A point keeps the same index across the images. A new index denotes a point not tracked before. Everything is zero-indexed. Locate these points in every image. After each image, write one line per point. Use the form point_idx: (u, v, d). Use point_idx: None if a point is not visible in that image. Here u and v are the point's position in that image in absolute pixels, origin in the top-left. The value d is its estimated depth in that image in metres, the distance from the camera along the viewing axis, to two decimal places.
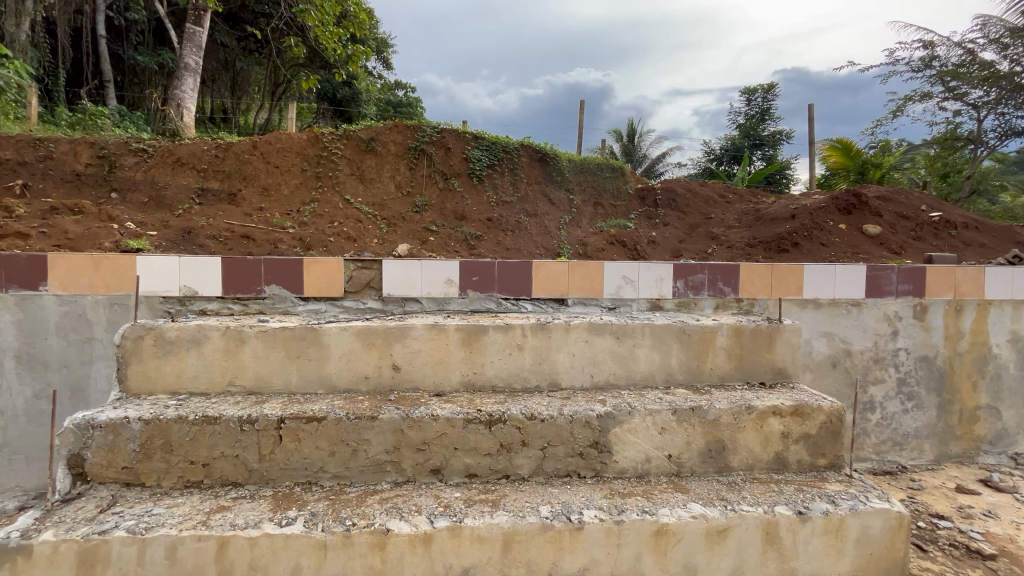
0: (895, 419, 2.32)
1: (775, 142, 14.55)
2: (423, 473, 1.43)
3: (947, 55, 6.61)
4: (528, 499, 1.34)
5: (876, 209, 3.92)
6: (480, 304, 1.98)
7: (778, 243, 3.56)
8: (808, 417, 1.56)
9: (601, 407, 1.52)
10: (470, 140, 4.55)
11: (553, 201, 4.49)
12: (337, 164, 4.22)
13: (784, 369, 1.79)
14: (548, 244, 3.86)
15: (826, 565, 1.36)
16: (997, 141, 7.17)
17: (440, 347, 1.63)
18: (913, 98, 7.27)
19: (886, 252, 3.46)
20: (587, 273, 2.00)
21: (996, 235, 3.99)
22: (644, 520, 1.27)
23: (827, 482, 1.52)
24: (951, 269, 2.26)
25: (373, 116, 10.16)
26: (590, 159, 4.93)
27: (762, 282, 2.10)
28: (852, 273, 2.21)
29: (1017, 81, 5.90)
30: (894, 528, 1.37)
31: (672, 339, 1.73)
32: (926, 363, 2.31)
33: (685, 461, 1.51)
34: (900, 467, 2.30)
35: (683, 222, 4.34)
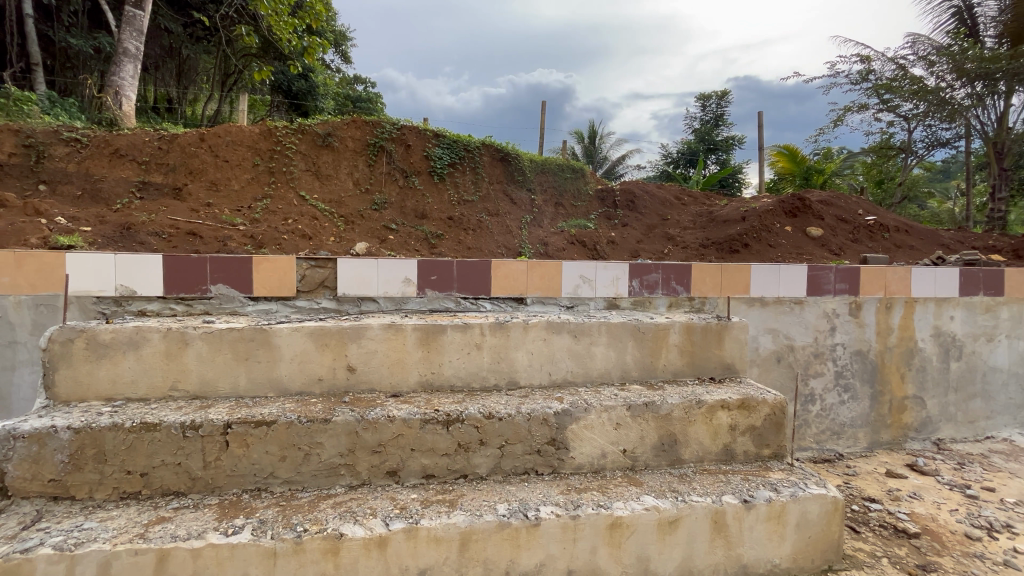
0: (833, 410, 2.47)
1: (728, 147, 15.20)
2: (378, 475, 1.40)
3: (882, 69, 7.08)
4: (485, 498, 1.34)
5: (818, 212, 4.16)
6: (439, 303, 1.96)
7: (729, 244, 3.71)
8: (753, 409, 1.64)
9: (559, 404, 1.54)
10: (431, 138, 4.51)
11: (515, 200, 4.50)
12: (291, 159, 4.09)
13: (732, 364, 1.87)
14: (510, 244, 3.87)
15: (769, 550, 1.44)
16: (925, 151, 7.72)
17: (397, 347, 1.61)
18: (852, 109, 7.71)
19: (826, 253, 3.68)
20: (546, 272, 2.03)
21: (924, 237, 4.31)
22: (599, 514, 1.30)
23: (770, 471, 1.60)
24: (883, 269, 2.43)
25: (330, 110, 9.86)
26: (552, 160, 4.97)
27: (712, 281, 2.19)
28: (794, 273, 2.33)
29: (942, 96, 6.36)
30: (829, 512, 1.47)
31: (628, 337, 1.77)
32: (861, 357, 2.47)
33: (639, 455, 1.56)
34: (837, 455, 2.46)
35: (641, 223, 4.45)
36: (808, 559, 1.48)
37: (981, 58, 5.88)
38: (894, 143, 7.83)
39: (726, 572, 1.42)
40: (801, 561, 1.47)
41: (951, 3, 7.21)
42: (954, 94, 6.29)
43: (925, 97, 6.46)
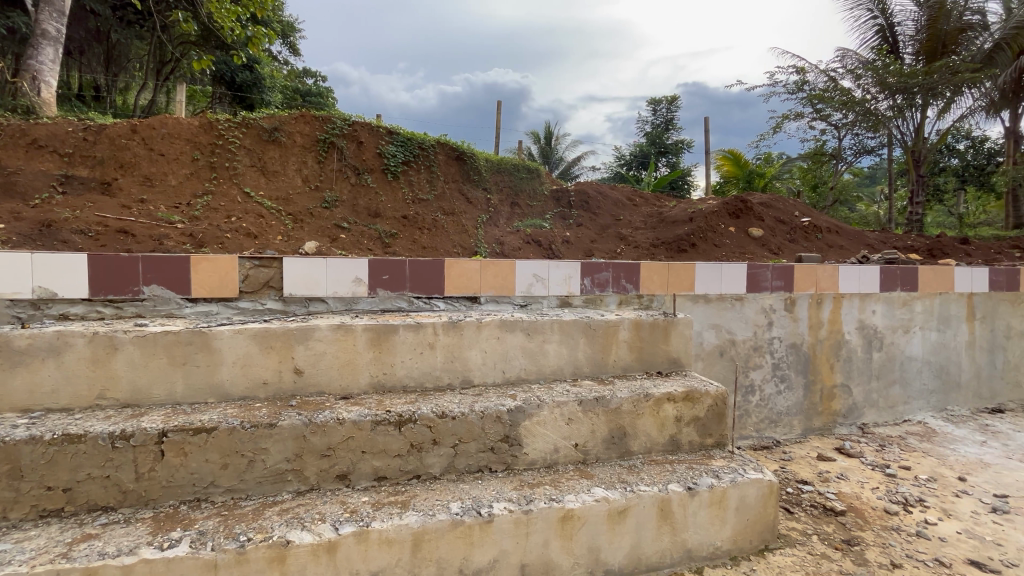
0: (771, 400, 2.62)
1: (678, 150, 15.81)
2: (328, 480, 1.37)
3: (815, 81, 7.57)
4: (438, 497, 1.34)
5: (759, 213, 4.40)
6: (392, 303, 1.93)
7: (677, 243, 3.86)
8: (697, 401, 1.72)
9: (512, 402, 1.55)
10: (384, 135, 4.43)
11: (471, 199, 4.48)
12: (235, 154, 3.91)
13: (678, 359, 1.95)
14: (466, 243, 3.86)
15: (711, 534, 1.51)
16: (854, 157, 8.32)
17: (347, 348, 1.57)
18: (789, 116, 8.19)
19: (765, 252, 3.90)
20: (500, 271, 2.04)
21: (852, 237, 4.65)
22: (551, 508, 1.33)
23: (712, 459, 1.69)
24: (814, 268, 2.61)
25: (278, 104, 9.46)
26: (507, 160, 4.99)
27: (659, 279, 2.28)
28: (735, 271, 2.46)
29: (867, 107, 6.87)
30: (765, 495, 1.56)
31: (580, 334, 1.81)
32: (795, 349, 2.64)
33: (591, 449, 1.60)
34: (775, 442, 2.61)
35: (595, 223, 4.55)
36: (747, 540, 1.57)
37: (900, 73, 6.43)
38: (826, 150, 8.40)
39: (673, 557, 1.48)
40: (741, 543, 1.56)
41: (875, 22, 7.83)
42: (878, 105, 6.79)
43: (853, 108, 6.96)
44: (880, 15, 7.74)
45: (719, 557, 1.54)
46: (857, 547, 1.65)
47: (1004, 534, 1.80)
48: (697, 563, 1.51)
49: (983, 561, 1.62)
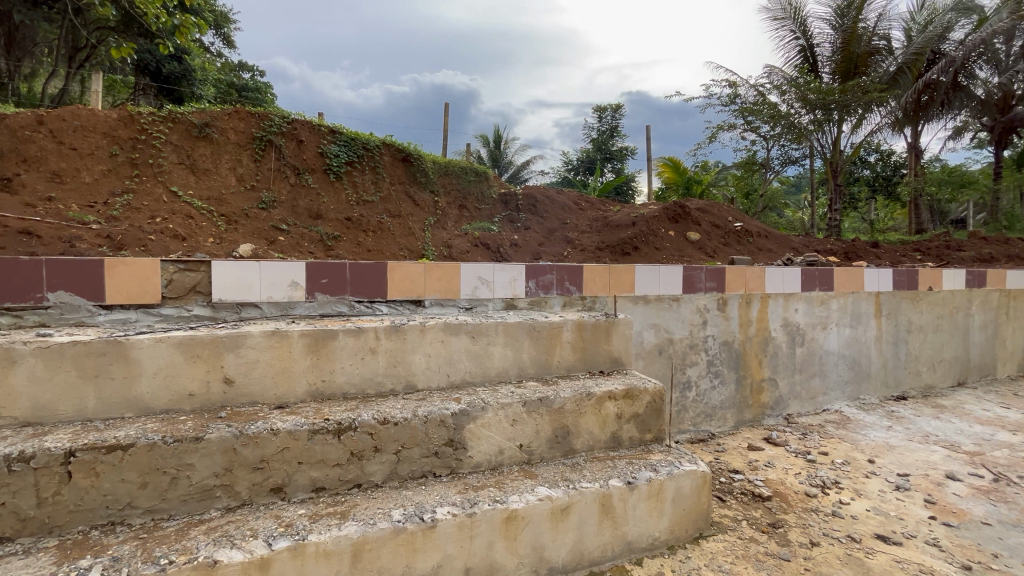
0: (706, 395, 2.76)
1: (622, 157, 16.39)
2: (261, 494, 1.31)
3: (745, 95, 8.08)
4: (380, 506, 1.32)
5: (696, 218, 4.63)
6: (331, 307, 1.87)
7: (621, 247, 3.99)
8: (636, 398, 1.78)
9: (456, 405, 1.55)
10: (326, 135, 4.29)
11: (417, 202, 4.42)
12: (160, 150, 3.65)
13: (619, 358, 2.02)
14: (413, 246, 3.80)
15: (650, 525, 1.58)
16: (781, 167, 8.96)
17: (282, 355, 1.51)
18: (723, 127, 8.69)
19: (702, 256, 4.11)
20: (444, 274, 2.03)
21: (779, 241, 4.99)
22: (495, 509, 1.33)
23: (651, 454, 1.76)
24: (743, 269, 2.79)
25: (210, 98, 8.91)
26: (455, 162, 4.96)
27: (601, 281, 2.35)
28: (672, 272, 2.58)
29: (791, 121, 7.42)
30: (698, 485, 1.65)
31: (524, 336, 1.84)
32: (728, 346, 2.81)
33: (535, 449, 1.62)
34: (710, 435, 2.75)
35: (542, 227, 4.62)
36: (682, 529, 1.65)
37: (819, 91, 7.08)
38: (757, 160, 9.01)
39: (614, 551, 1.53)
40: (677, 533, 1.63)
41: (797, 42, 8.50)
42: (801, 119, 7.35)
43: (779, 121, 7.47)
44: (802, 36, 8.40)
45: (658, 548, 1.60)
46: (781, 530, 1.78)
47: (905, 509, 1.99)
48: (636, 555, 1.57)
49: (888, 534, 1.79)
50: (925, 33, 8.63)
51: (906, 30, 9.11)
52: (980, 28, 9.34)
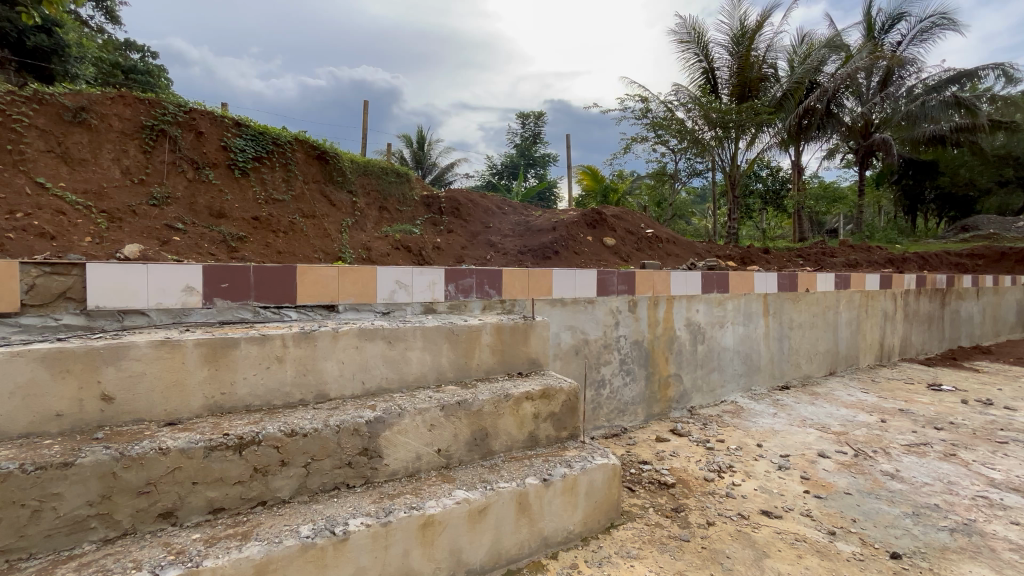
0: (619, 391, 2.92)
1: (545, 163, 16.96)
2: (147, 521, 1.19)
3: (656, 110, 8.68)
4: (286, 523, 1.25)
5: (611, 224, 4.88)
6: (233, 314, 1.74)
7: (541, 251, 4.10)
8: (552, 397, 1.85)
9: (371, 412, 1.51)
10: (230, 127, 3.98)
11: (334, 202, 4.22)
12: (23, 135, 3.21)
13: (537, 359, 2.08)
14: (329, 248, 3.63)
15: (565, 520, 1.64)
16: (687, 178, 9.73)
17: (173, 367, 1.38)
18: (637, 139, 9.29)
19: (616, 260, 4.35)
20: (360, 278, 1.97)
21: (685, 247, 5.40)
22: (410, 516, 1.32)
23: (566, 450, 1.83)
24: (651, 273, 2.99)
25: (89, 79, 7.92)
26: (375, 162, 4.81)
27: (520, 285, 2.40)
28: (587, 276, 2.70)
29: (696, 136, 8.12)
30: (609, 477, 1.75)
31: (443, 340, 1.83)
32: (638, 345, 2.99)
33: (453, 453, 1.63)
34: (622, 429, 2.91)
35: (465, 230, 4.61)
36: (595, 521, 1.74)
37: (719, 111, 7.76)
38: (666, 171, 9.72)
39: (530, 547, 1.57)
40: (591, 524, 1.72)
41: (701, 65, 9.30)
42: (704, 135, 8.06)
43: (686, 135, 8.15)
44: (704, 59, 9.21)
45: (573, 540, 1.67)
46: (682, 513, 1.93)
47: (785, 485, 2.25)
48: (552, 549, 1.63)
49: (771, 509, 2.00)
50: (803, 66, 9.80)
51: (789, 61, 10.29)
52: (846, 65, 10.78)
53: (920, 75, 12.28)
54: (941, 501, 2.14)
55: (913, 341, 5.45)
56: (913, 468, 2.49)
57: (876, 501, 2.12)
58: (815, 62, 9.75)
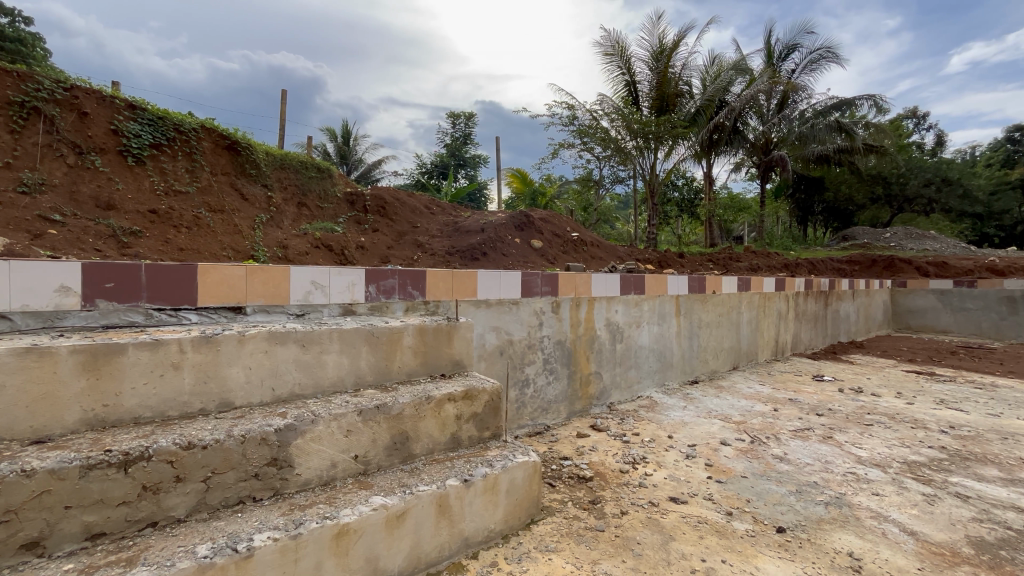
0: (543, 390, 2.99)
1: (474, 164, 17.04)
2: (6, 554, 1.04)
3: (582, 117, 9.04)
4: (181, 543, 1.15)
5: (538, 227, 4.99)
6: (119, 317, 1.58)
7: (469, 252, 4.11)
8: (475, 398, 1.85)
9: (281, 420, 1.43)
10: (123, 110, 3.60)
11: (246, 196, 3.94)
12: None
13: (460, 360, 2.08)
14: (240, 246, 3.38)
15: (486, 518, 1.66)
16: (611, 184, 10.21)
17: (43, 377, 1.22)
18: (564, 145, 9.62)
19: (543, 262, 4.45)
20: (271, 278, 1.87)
21: (607, 251, 5.65)
22: (323, 526, 1.27)
23: (488, 450, 1.85)
24: (573, 275, 3.11)
25: None
26: (293, 155, 4.56)
27: (444, 286, 2.39)
28: (511, 278, 2.75)
29: (618, 145, 8.57)
30: (529, 474, 1.79)
31: (362, 343, 1.77)
32: (561, 345, 3.09)
33: (372, 459, 1.59)
34: (545, 427, 2.98)
35: (391, 229, 4.50)
36: (515, 518, 1.77)
37: (640, 122, 8.23)
38: (592, 177, 10.15)
39: (451, 549, 1.57)
40: (511, 522, 1.75)
41: (623, 77, 9.81)
42: (626, 144, 8.51)
43: (609, 144, 8.57)
44: (626, 72, 9.73)
45: (493, 539, 1.70)
46: (599, 505, 2.02)
47: (691, 473, 2.43)
48: (473, 549, 1.63)
49: (678, 495, 2.16)
50: (713, 85, 10.66)
51: (701, 79, 11.14)
52: (749, 87, 11.88)
53: (809, 100, 13.82)
54: (820, 479, 2.42)
55: (802, 337, 6.11)
56: (798, 450, 2.80)
57: (767, 482, 2.36)
58: (723, 83, 10.66)
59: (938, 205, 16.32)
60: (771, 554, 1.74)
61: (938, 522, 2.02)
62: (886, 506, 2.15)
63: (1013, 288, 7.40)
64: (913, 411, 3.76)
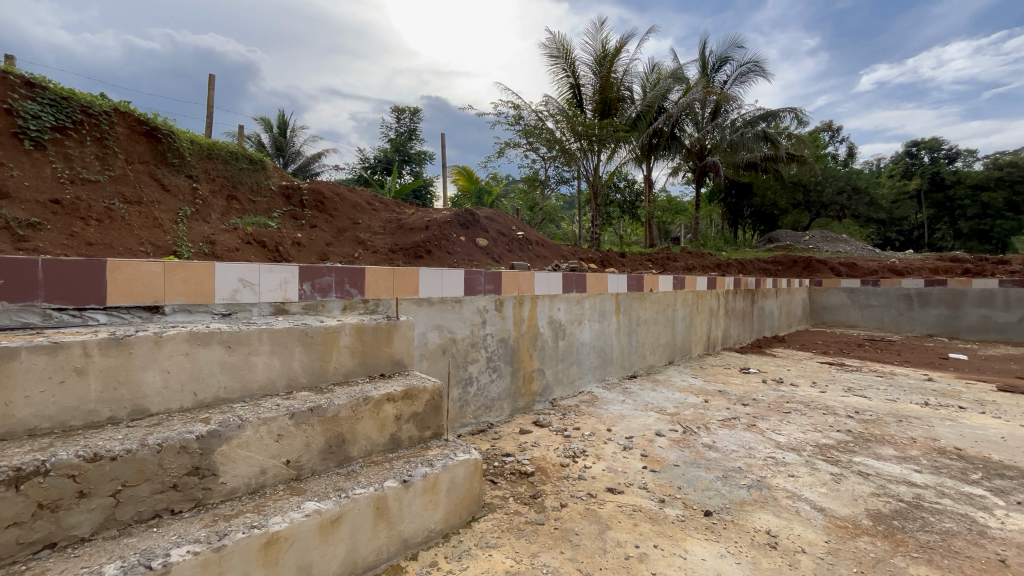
0: (486, 388, 3.00)
1: (420, 161, 16.79)
2: None
3: (527, 117, 9.14)
4: (86, 564, 1.05)
5: (483, 225, 4.99)
6: (13, 318, 1.42)
7: (413, 250, 4.03)
8: (415, 398, 1.83)
9: (203, 426, 1.34)
10: (19, 87, 3.22)
11: (168, 187, 3.65)
12: None
13: (400, 360, 2.04)
14: (160, 240, 3.12)
15: (426, 519, 1.64)
16: (556, 184, 10.40)
17: None
18: (510, 144, 9.70)
19: (488, 261, 4.46)
20: (193, 275, 1.75)
21: (551, 249, 5.74)
22: (250, 536, 1.20)
23: (429, 449, 1.84)
24: (516, 274, 3.14)
25: None
26: (222, 145, 4.28)
27: (384, 284, 2.33)
28: (454, 276, 2.73)
29: (563, 146, 8.75)
30: (470, 472, 1.80)
31: (294, 343, 1.70)
32: (504, 343, 3.11)
33: (305, 463, 1.53)
34: (488, 424, 2.99)
35: (330, 225, 4.33)
36: (456, 516, 1.76)
37: (583, 125, 8.45)
38: (538, 177, 10.29)
39: (389, 551, 1.54)
40: (451, 521, 1.74)
41: (568, 80, 10.01)
42: (570, 145, 8.71)
43: (554, 145, 8.73)
44: (571, 75, 9.94)
45: (433, 539, 1.68)
46: (539, 499, 2.06)
47: (627, 464, 2.53)
48: (412, 550, 1.61)
49: (615, 486, 2.24)
50: (653, 92, 11.12)
51: (641, 86, 11.58)
52: (686, 95, 12.49)
53: (740, 110, 14.72)
54: (743, 464, 2.60)
55: (732, 333, 6.51)
56: (726, 439, 2.99)
57: (697, 469, 2.50)
58: (662, 90, 11.15)
59: (850, 211, 17.93)
60: (699, 537, 1.85)
61: (843, 499, 2.23)
62: (800, 486, 2.35)
63: (909, 286, 8.29)
64: (825, 399, 4.12)
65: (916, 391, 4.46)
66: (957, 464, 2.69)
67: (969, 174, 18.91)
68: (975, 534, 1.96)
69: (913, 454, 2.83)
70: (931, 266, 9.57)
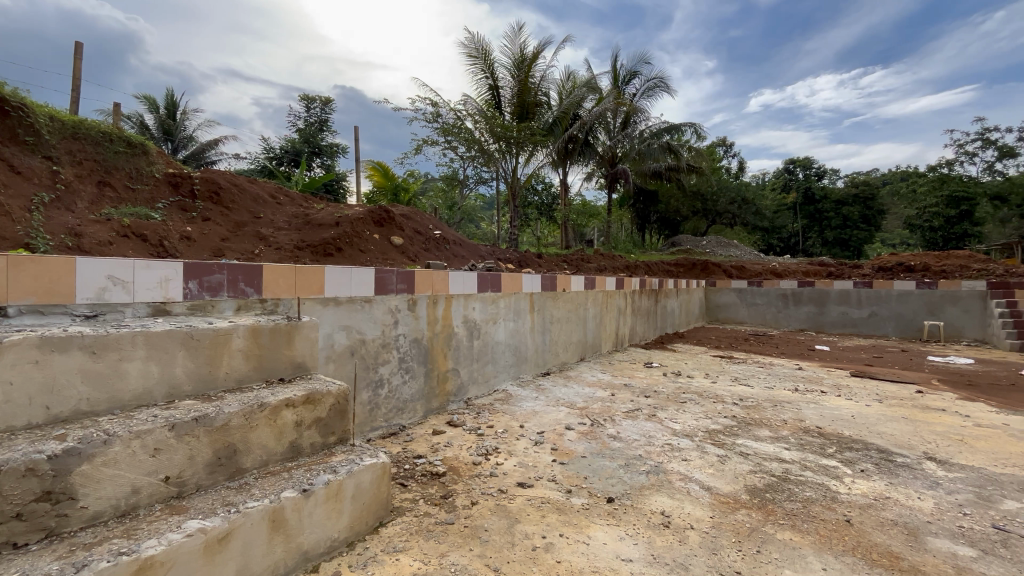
0: (399, 390, 2.93)
1: (332, 154, 15.97)
2: None
3: (445, 115, 9.05)
4: None
5: (399, 223, 4.85)
6: None
7: (321, 247, 3.82)
8: (318, 402, 1.74)
9: (57, 444, 1.17)
10: None
11: (19, 169, 3.12)
12: None
13: (303, 362, 1.93)
14: (6, 231, 2.66)
15: (329, 528, 1.57)
16: (475, 184, 10.43)
17: None
18: (428, 142, 9.54)
19: (402, 260, 4.35)
20: (46, 271, 1.51)
21: (468, 249, 5.74)
22: (117, 564, 1.07)
23: (333, 455, 1.76)
24: (430, 272, 3.10)
25: None
26: (91, 124, 3.74)
27: (285, 282, 2.19)
28: (363, 274, 2.63)
29: (481, 146, 8.77)
30: (377, 477, 1.74)
31: (177, 347, 1.54)
32: (417, 343, 3.06)
33: (188, 478, 1.39)
34: (400, 427, 2.92)
35: (226, 218, 3.96)
36: (362, 523, 1.70)
37: (502, 126, 8.56)
38: (456, 176, 10.23)
39: (286, 566, 1.45)
40: (357, 528, 1.68)
41: (487, 81, 10.07)
42: (488, 146, 8.75)
43: (473, 144, 8.73)
44: (490, 77, 10.02)
45: (337, 548, 1.61)
46: (450, 498, 2.06)
47: (538, 458, 2.61)
48: (313, 563, 1.53)
49: (526, 480, 2.30)
50: (569, 99, 11.55)
51: (558, 93, 11.96)
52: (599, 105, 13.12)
53: (648, 122, 15.74)
54: (643, 451, 2.80)
55: (638, 330, 6.95)
56: (629, 429, 3.19)
57: (602, 459, 2.65)
58: (577, 98, 11.62)
59: (739, 220, 19.92)
60: (601, 522, 1.95)
61: (726, 477, 2.49)
62: (691, 468, 2.57)
63: (786, 287, 9.41)
64: (716, 388, 4.55)
65: (790, 379, 5.07)
66: (818, 441, 3.11)
67: (833, 190, 21.88)
68: (829, 499, 2.28)
69: (784, 434, 3.22)
70: (804, 269, 10.94)
